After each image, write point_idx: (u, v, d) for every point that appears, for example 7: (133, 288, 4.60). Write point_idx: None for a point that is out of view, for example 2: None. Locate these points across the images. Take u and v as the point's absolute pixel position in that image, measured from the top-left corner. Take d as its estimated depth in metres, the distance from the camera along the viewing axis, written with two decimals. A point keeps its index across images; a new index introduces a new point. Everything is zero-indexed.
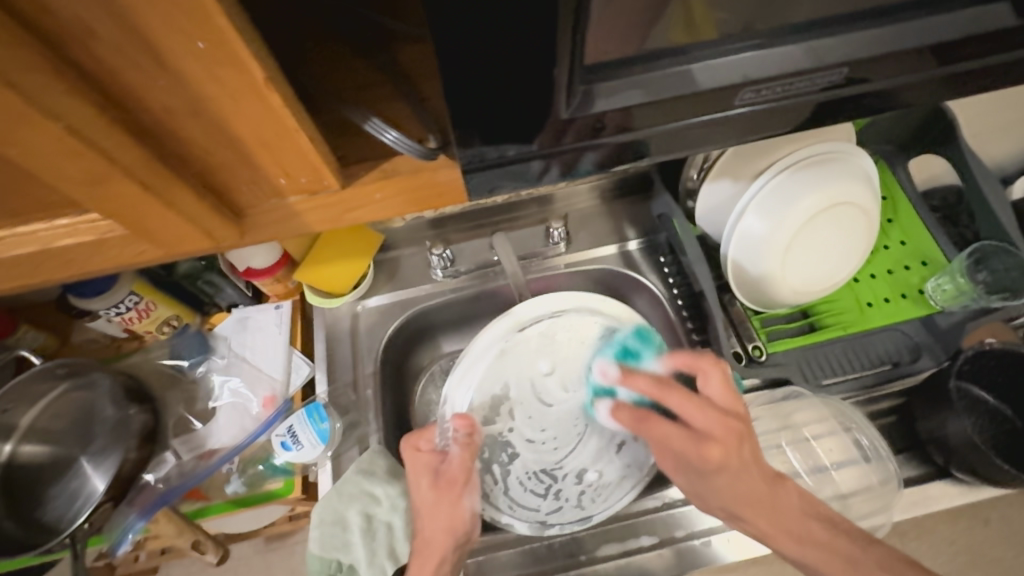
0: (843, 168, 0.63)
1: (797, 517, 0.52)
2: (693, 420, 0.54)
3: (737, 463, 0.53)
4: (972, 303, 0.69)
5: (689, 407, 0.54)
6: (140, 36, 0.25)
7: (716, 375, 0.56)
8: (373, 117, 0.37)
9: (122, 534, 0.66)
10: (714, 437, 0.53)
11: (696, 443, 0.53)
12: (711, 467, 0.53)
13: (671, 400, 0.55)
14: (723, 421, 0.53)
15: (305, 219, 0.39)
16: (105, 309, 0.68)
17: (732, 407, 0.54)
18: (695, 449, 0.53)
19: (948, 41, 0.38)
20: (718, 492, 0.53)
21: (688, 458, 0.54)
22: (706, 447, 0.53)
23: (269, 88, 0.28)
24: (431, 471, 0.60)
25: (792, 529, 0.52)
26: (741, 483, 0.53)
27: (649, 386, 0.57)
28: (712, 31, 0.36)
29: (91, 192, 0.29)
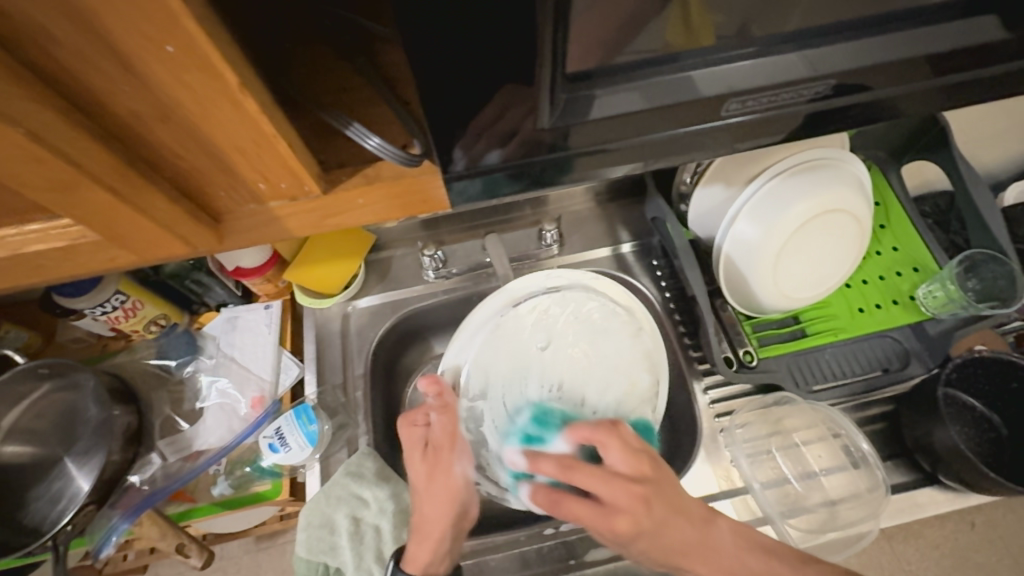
0: (835, 175, 0.63)
1: (728, 555, 0.54)
2: (602, 495, 0.55)
3: (649, 526, 0.54)
4: (962, 311, 0.69)
5: (596, 482, 0.55)
6: (104, 41, 0.24)
7: (616, 448, 0.57)
8: (355, 123, 0.36)
9: (105, 537, 0.65)
10: (620, 509, 0.54)
11: (603, 517, 0.54)
12: (625, 537, 0.54)
13: (578, 478, 0.55)
14: (628, 494, 0.54)
15: (285, 224, 0.38)
16: (90, 308, 0.67)
17: (638, 472, 0.56)
18: (603, 523, 0.54)
19: (938, 52, 0.38)
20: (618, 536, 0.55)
21: (600, 533, 0.55)
22: (613, 521, 0.54)
23: (243, 94, 0.28)
24: (422, 443, 0.64)
25: (729, 568, 0.54)
26: (660, 521, 0.54)
27: (591, 431, 0.59)
28: (711, 39, 0.35)
29: (60, 199, 0.29)
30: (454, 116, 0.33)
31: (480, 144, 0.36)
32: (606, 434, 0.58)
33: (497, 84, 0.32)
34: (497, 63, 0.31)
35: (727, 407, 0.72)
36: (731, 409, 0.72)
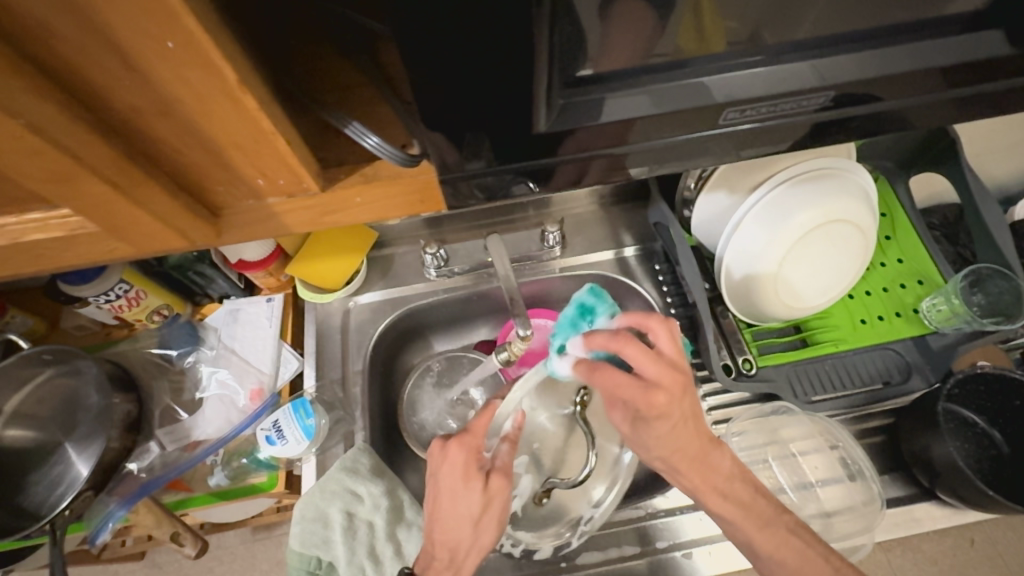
0: (841, 184, 0.63)
1: (725, 476, 0.54)
2: (642, 369, 0.49)
3: (678, 416, 0.50)
4: (965, 326, 0.69)
5: (644, 360, 0.49)
6: (104, 35, 0.24)
7: (640, 341, 0.50)
8: (354, 121, 0.36)
9: (101, 522, 0.66)
10: (661, 385, 0.49)
11: (641, 391, 0.49)
12: (654, 413, 0.49)
13: (629, 350, 0.49)
14: (671, 370, 0.49)
15: (283, 220, 0.39)
16: (94, 296, 0.67)
17: (675, 365, 0.50)
18: (641, 396, 0.49)
19: (950, 64, 0.37)
20: (658, 441, 0.52)
21: (634, 408, 0.50)
22: (651, 397, 0.49)
23: (241, 91, 0.28)
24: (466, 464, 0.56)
25: (719, 486, 0.53)
26: (680, 435, 0.51)
27: (605, 340, 0.50)
28: (723, 46, 0.35)
29: (57, 190, 0.29)
30: (456, 118, 0.33)
31: (476, 147, 0.36)
32: (624, 338, 0.49)
33: (498, 86, 0.32)
34: (501, 64, 0.31)
35: (725, 414, 0.72)
36: (729, 417, 0.72)
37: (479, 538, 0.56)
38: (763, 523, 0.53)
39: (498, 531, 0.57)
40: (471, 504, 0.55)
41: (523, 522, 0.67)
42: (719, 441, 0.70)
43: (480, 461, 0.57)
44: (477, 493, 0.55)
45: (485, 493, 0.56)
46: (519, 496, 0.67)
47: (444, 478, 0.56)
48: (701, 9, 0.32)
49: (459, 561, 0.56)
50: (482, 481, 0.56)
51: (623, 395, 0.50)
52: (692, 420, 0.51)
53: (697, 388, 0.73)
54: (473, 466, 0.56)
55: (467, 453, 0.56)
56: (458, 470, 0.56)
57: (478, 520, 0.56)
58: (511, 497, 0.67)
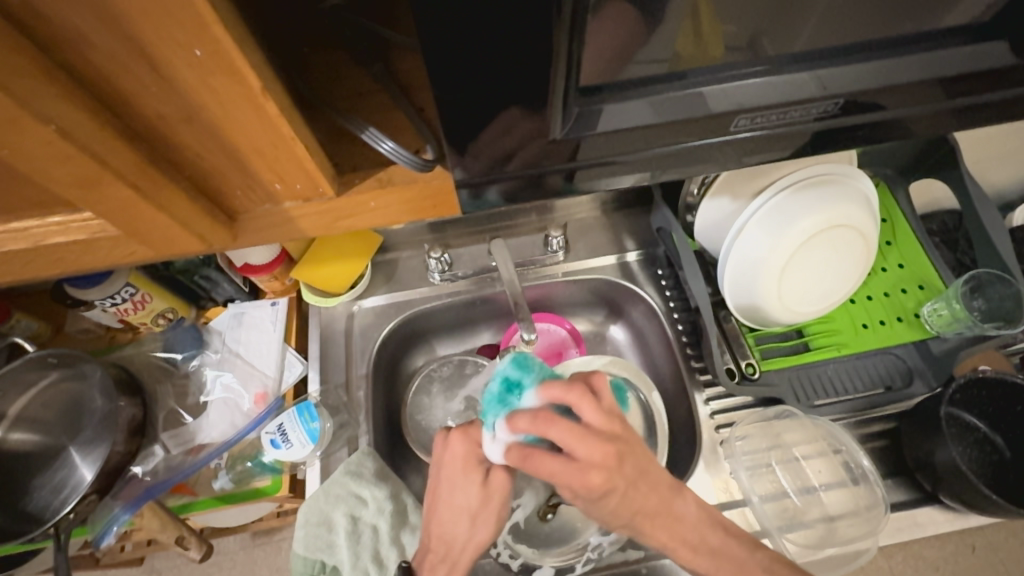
0: (843, 191, 0.63)
1: (693, 525, 0.54)
2: (574, 451, 0.47)
3: (623, 484, 0.50)
4: (967, 331, 0.69)
5: (574, 439, 0.47)
6: (134, 44, 0.25)
7: (588, 406, 0.49)
8: (371, 127, 0.37)
9: (107, 526, 0.66)
10: (594, 465, 0.48)
11: (577, 473, 0.48)
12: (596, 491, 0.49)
13: (555, 432, 0.47)
14: (604, 445, 0.48)
15: (298, 224, 0.39)
16: (100, 299, 0.68)
17: (610, 431, 0.49)
18: (577, 479, 0.48)
19: (954, 74, 0.38)
20: (614, 512, 0.51)
21: (574, 490, 0.49)
22: (588, 477, 0.48)
23: (265, 98, 0.28)
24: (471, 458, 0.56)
25: (687, 537, 0.54)
26: (633, 498, 0.51)
27: (528, 423, 0.48)
28: (730, 57, 0.35)
29: (82, 195, 0.29)
30: (468, 125, 0.34)
31: (481, 156, 0.36)
32: (548, 420, 0.47)
33: (514, 94, 0.32)
34: (515, 75, 0.31)
35: (727, 418, 0.72)
36: (732, 421, 0.72)
37: (476, 533, 0.56)
38: (738, 565, 0.53)
39: (496, 526, 0.57)
40: (468, 496, 0.56)
41: (523, 534, 0.69)
42: (723, 445, 0.71)
43: (481, 455, 0.56)
44: (474, 486, 0.56)
45: (484, 488, 0.56)
46: (522, 507, 0.70)
47: (444, 468, 0.57)
48: (700, 15, 0.32)
49: (455, 552, 0.56)
50: (482, 474, 0.56)
51: (560, 481, 0.48)
52: (641, 481, 0.51)
53: (700, 393, 0.74)
54: (475, 459, 0.56)
55: (469, 445, 0.56)
56: (458, 459, 0.56)
57: (475, 514, 0.56)
58: (514, 507, 0.70)
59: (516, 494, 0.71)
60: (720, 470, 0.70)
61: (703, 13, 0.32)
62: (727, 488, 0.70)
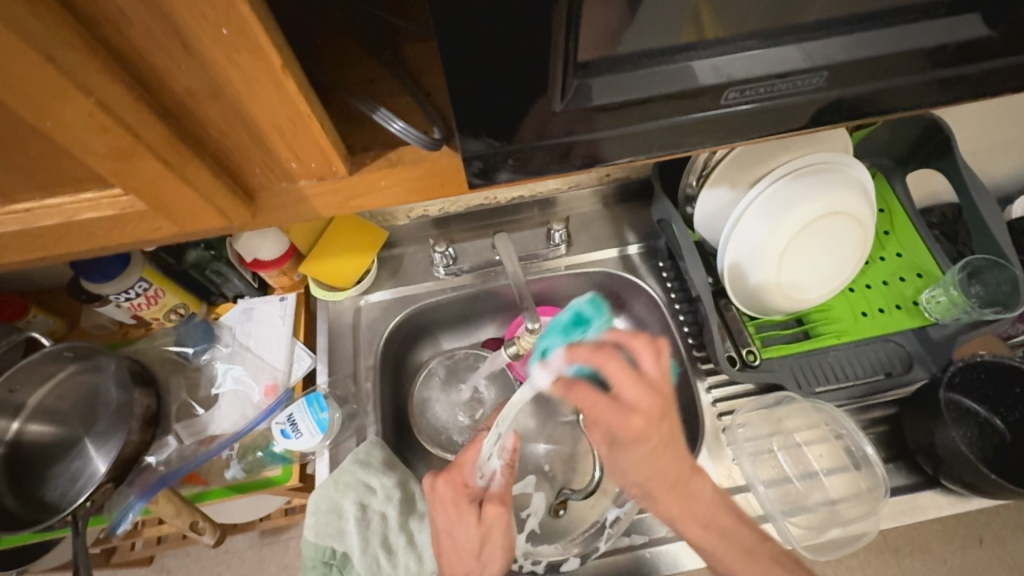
0: (839, 178, 0.65)
1: (707, 505, 0.54)
2: (622, 391, 0.52)
3: (657, 439, 0.52)
4: (964, 316, 0.70)
5: (625, 379, 0.52)
6: (168, 21, 0.26)
7: (649, 356, 0.53)
8: (382, 107, 0.38)
9: (122, 513, 0.67)
10: (639, 409, 0.52)
11: (619, 413, 0.52)
12: (634, 436, 0.52)
13: (612, 366, 0.53)
14: (651, 393, 0.52)
15: (312, 203, 0.41)
16: (115, 293, 0.69)
17: (663, 384, 0.53)
18: (619, 419, 0.52)
19: (935, 46, 0.39)
20: (635, 465, 0.53)
21: (613, 430, 0.53)
22: (630, 419, 0.52)
23: (285, 75, 0.30)
24: (457, 503, 0.59)
25: (700, 516, 0.54)
26: (659, 459, 0.52)
27: (589, 354, 0.53)
28: (718, 33, 0.37)
29: (115, 167, 0.31)
30: (468, 103, 0.35)
31: (481, 135, 0.38)
32: (608, 353, 0.53)
33: (516, 72, 0.34)
34: (518, 56, 0.33)
35: (729, 406, 0.73)
36: (733, 408, 0.73)
37: (487, 568, 0.56)
38: (748, 552, 0.53)
39: (506, 559, 0.56)
40: (468, 537, 0.57)
41: (541, 539, 0.70)
42: (724, 432, 0.71)
43: (470, 492, 0.60)
44: (473, 521, 0.57)
45: (481, 526, 0.57)
46: (533, 515, 0.72)
47: (439, 517, 0.59)
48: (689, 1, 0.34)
49: None
50: (474, 513, 0.58)
51: (597, 413, 0.53)
52: (671, 446, 0.53)
53: (702, 381, 0.75)
54: (463, 495, 0.59)
55: (454, 488, 0.60)
56: (448, 505, 0.59)
57: (480, 549, 0.57)
58: (525, 517, 0.72)
59: (524, 505, 0.73)
60: (723, 457, 0.71)
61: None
62: (729, 475, 0.70)
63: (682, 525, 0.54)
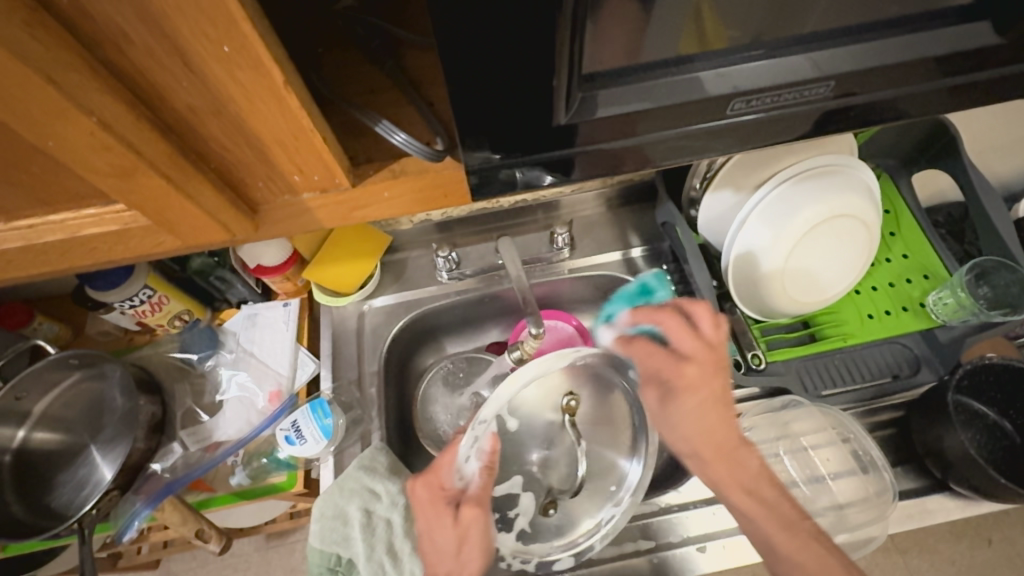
0: (844, 180, 0.64)
1: (754, 475, 0.54)
2: (677, 343, 0.58)
3: (707, 394, 0.56)
4: (973, 318, 0.69)
5: (681, 335, 0.58)
6: (169, 40, 0.26)
7: (706, 316, 0.59)
8: (384, 119, 0.38)
9: (128, 521, 0.67)
10: (693, 359, 0.57)
11: (673, 361, 0.58)
12: (683, 382, 0.57)
13: (665, 320, 0.59)
14: (706, 349, 0.57)
15: (315, 216, 0.41)
16: (120, 301, 0.69)
17: (716, 339, 0.58)
18: (672, 366, 0.57)
19: (944, 54, 0.39)
20: (687, 418, 0.56)
21: (663, 378, 0.58)
22: (681, 368, 0.57)
23: (287, 90, 0.30)
24: (438, 506, 0.57)
25: (745, 484, 0.53)
26: (706, 415, 0.55)
27: (648, 314, 0.60)
28: (724, 43, 0.36)
29: (118, 185, 0.31)
30: (472, 117, 0.35)
31: (484, 146, 0.38)
32: (665, 312, 0.59)
33: (520, 86, 0.34)
34: (522, 70, 0.33)
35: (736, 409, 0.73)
36: (740, 411, 0.73)
37: (466, 568, 0.56)
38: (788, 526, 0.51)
39: (484, 560, 0.56)
40: (447, 540, 0.56)
41: (530, 538, 0.63)
42: None
43: (447, 494, 0.58)
44: (450, 523, 0.57)
45: (458, 527, 0.57)
46: (521, 515, 0.63)
47: (420, 520, 0.58)
48: (696, 15, 0.34)
49: None
50: (452, 516, 0.57)
51: (654, 362, 0.58)
52: (719, 406, 0.56)
53: None
54: (443, 498, 0.58)
55: (430, 489, 0.58)
56: (427, 506, 0.58)
57: (460, 548, 0.56)
58: (514, 516, 0.63)
59: (511, 503, 0.64)
60: None
61: (706, 9, 0.34)
62: None
63: (732, 494, 0.53)
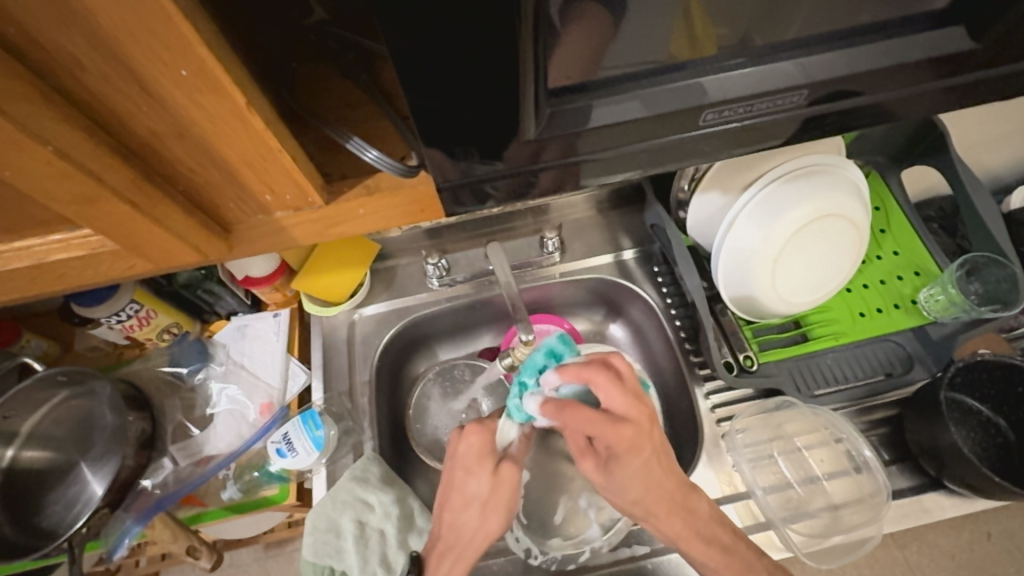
0: (831, 181, 0.64)
1: (706, 519, 0.56)
2: (611, 404, 0.52)
3: (650, 450, 0.53)
4: (963, 315, 0.69)
5: (612, 391, 0.52)
6: (124, 66, 0.26)
7: (613, 389, 0.51)
8: (355, 136, 0.38)
9: (118, 539, 0.67)
10: (630, 418, 0.51)
11: (609, 425, 0.51)
12: (622, 449, 0.51)
13: (600, 380, 0.52)
14: (638, 403, 0.52)
15: (291, 233, 0.40)
16: (108, 317, 0.69)
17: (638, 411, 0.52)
18: (610, 431, 0.51)
19: (924, 57, 0.38)
20: (629, 481, 0.53)
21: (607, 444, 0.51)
22: (621, 430, 0.51)
23: (250, 113, 0.30)
24: (483, 454, 0.57)
25: (700, 531, 0.55)
26: (649, 470, 0.53)
27: (576, 372, 0.53)
28: (704, 50, 0.36)
29: (81, 211, 0.31)
30: (446, 130, 0.35)
31: (459, 160, 0.37)
32: (594, 368, 0.52)
33: (493, 103, 0.34)
34: (493, 85, 0.32)
35: (729, 412, 0.72)
36: (733, 413, 0.72)
37: (486, 524, 0.56)
38: (746, 567, 0.53)
39: (505, 519, 0.56)
40: (480, 485, 0.56)
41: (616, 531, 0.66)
42: (724, 438, 0.70)
43: (494, 444, 0.58)
44: (486, 473, 0.56)
45: (494, 477, 0.56)
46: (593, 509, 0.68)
47: (457, 457, 0.58)
48: (666, 27, 0.34)
49: (468, 542, 0.55)
50: (493, 463, 0.57)
51: (591, 430, 0.51)
52: (660, 457, 0.54)
53: (700, 388, 0.74)
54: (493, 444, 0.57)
55: (482, 436, 0.57)
56: (473, 449, 0.57)
57: (485, 502, 0.56)
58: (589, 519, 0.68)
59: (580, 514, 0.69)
60: (722, 463, 0.70)
61: (685, 17, 0.33)
62: (730, 481, 0.69)
63: (664, 518, 0.55)
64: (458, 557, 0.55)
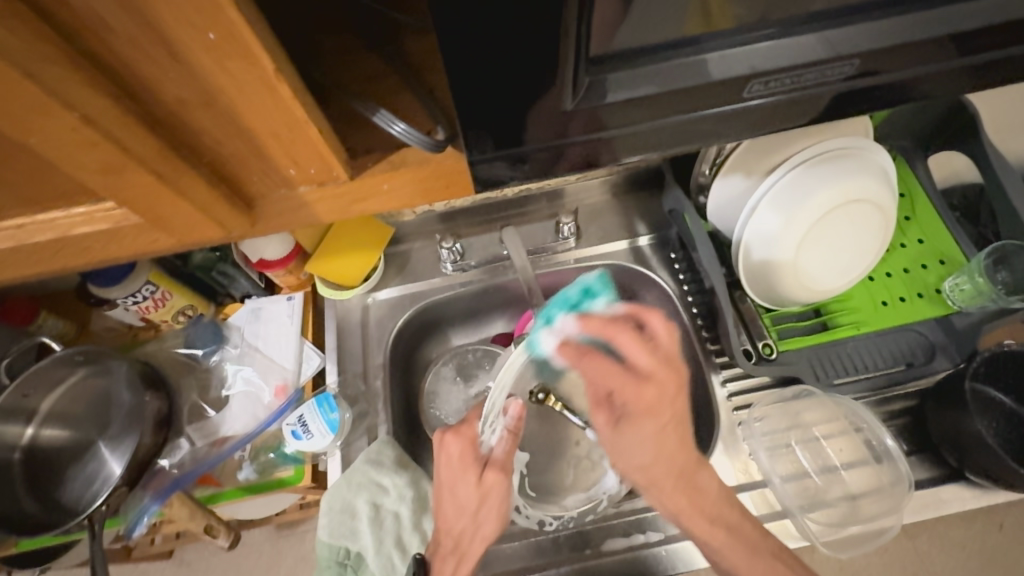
0: (859, 164, 0.62)
1: (713, 499, 0.57)
2: (636, 361, 0.53)
3: (669, 417, 0.55)
4: (991, 304, 0.68)
5: (636, 346, 0.53)
6: (152, 28, 0.25)
7: (658, 322, 0.54)
8: (382, 109, 0.37)
9: (137, 516, 0.69)
10: (653, 378, 0.53)
11: (632, 382, 0.54)
12: (648, 408, 0.54)
13: (621, 338, 0.53)
14: (665, 365, 0.53)
15: (314, 210, 0.40)
16: (123, 298, 0.69)
17: (674, 354, 0.54)
18: (632, 390, 0.54)
19: (973, 30, 0.37)
20: (637, 448, 0.56)
21: (626, 403, 0.54)
22: (644, 391, 0.53)
23: (279, 80, 0.29)
24: (468, 463, 0.59)
25: (706, 510, 0.56)
26: (669, 436, 0.55)
27: (602, 326, 0.54)
28: (728, 24, 0.35)
29: (107, 182, 0.30)
30: (475, 102, 0.34)
31: (487, 135, 0.36)
32: (620, 326, 0.53)
33: (525, 75, 0.33)
34: (527, 52, 0.31)
35: (746, 399, 0.72)
36: (751, 402, 0.72)
37: (481, 527, 0.58)
38: (754, 546, 0.55)
39: (500, 524, 0.58)
40: (468, 495, 0.58)
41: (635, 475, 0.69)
42: (742, 426, 0.70)
43: (477, 453, 0.60)
44: (472, 483, 0.59)
45: (480, 487, 0.59)
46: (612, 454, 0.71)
47: (443, 469, 0.60)
48: None
49: (463, 548, 0.57)
50: (477, 473, 0.59)
51: (609, 384, 0.55)
52: (680, 425, 0.55)
53: (717, 374, 0.73)
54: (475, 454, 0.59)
55: (463, 445, 0.59)
56: (455, 459, 0.59)
57: (476, 512, 0.58)
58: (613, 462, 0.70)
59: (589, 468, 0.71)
60: (739, 451, 0.70)
61: None
62: (747, 469, 0.69)
63: (690, 482, 0.56)
64: (458, 560, 0.56)
